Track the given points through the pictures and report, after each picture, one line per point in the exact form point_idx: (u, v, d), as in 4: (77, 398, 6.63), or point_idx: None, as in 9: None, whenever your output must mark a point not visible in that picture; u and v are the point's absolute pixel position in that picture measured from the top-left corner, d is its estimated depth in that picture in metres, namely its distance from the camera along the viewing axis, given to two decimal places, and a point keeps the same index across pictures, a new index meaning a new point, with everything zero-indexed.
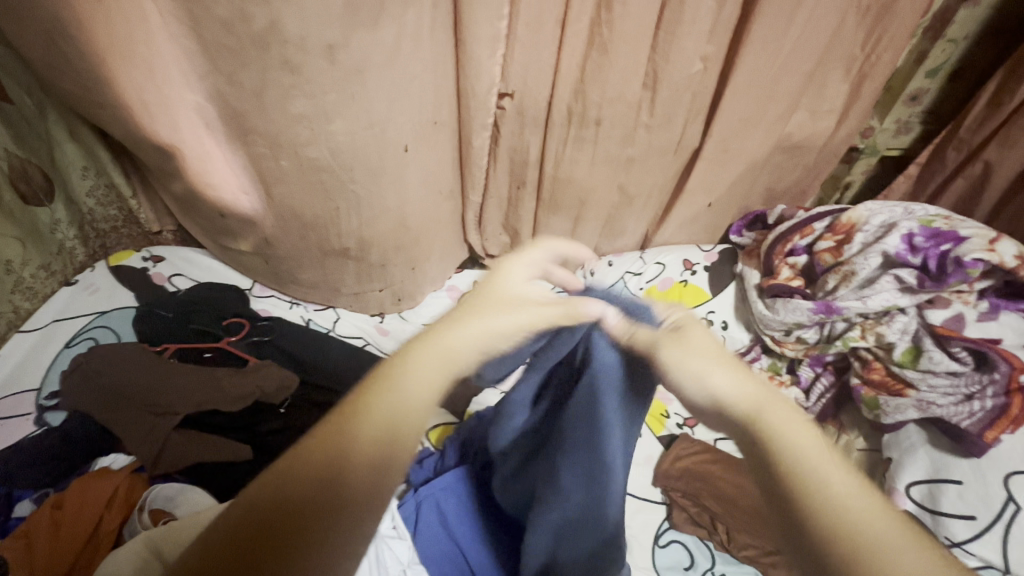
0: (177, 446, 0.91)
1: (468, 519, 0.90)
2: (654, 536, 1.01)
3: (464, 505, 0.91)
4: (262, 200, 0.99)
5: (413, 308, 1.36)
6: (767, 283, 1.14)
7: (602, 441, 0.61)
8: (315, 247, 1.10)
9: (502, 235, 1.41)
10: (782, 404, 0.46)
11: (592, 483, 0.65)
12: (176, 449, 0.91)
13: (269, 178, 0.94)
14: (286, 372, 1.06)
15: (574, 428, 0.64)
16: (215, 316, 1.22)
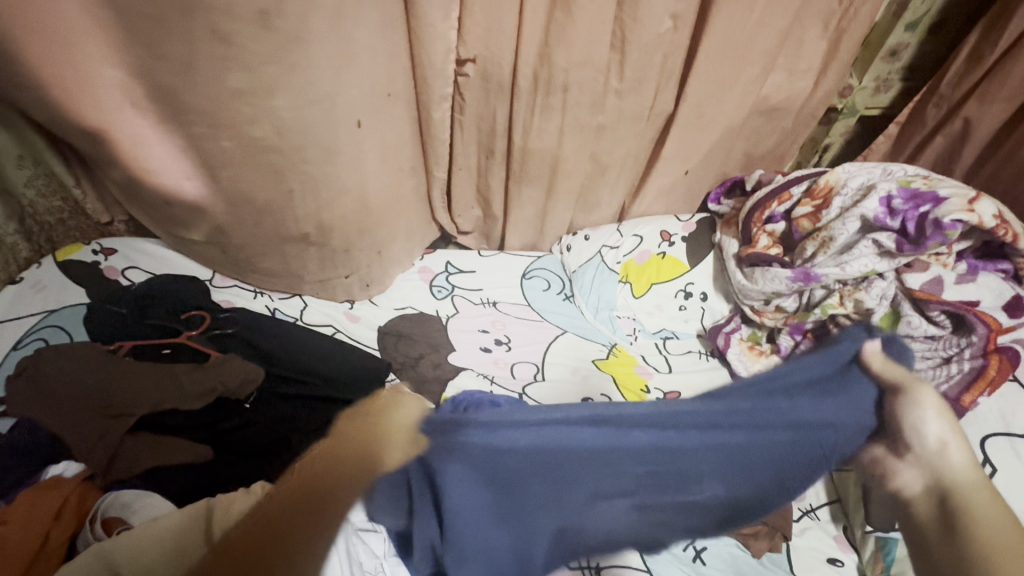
0: (136, 447, 0.87)
1: None
2: None
3: None
4: (209, 185, 0.92)
5: (383, 292, 1.31)
6: (745, 253, 1.11)
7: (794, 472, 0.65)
8: (273, 233, 1.04)
9: (473, 211, 1.36)
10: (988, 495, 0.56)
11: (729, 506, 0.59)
12: (134, 450, 0.86)
13: (213, 161, 0.87)
14: (249, 366, 1.03)
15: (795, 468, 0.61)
16: (174, 310, 1.16)
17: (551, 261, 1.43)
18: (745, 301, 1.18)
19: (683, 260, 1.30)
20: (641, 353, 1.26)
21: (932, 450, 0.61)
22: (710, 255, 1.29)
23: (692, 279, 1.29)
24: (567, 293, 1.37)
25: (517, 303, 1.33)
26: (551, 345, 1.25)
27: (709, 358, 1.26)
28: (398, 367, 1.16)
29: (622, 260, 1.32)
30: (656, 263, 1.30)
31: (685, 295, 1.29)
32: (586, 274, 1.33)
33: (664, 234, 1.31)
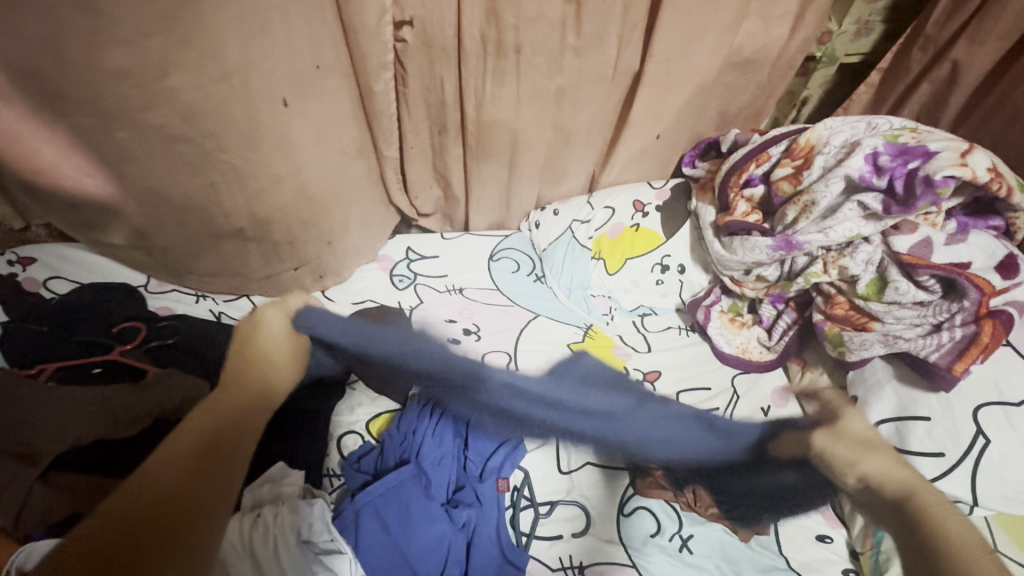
0: (49, 497, 0.76)
1: (412, 524, 0.86)
2: (619, 504, 0.93)
3: (408, 510, 0.87)
4: (114, 185, 0.81)
5: (339, 285, 1.21)
6: (722, 221, 1.05)
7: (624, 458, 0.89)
8: (202, 232, 0.94)
9: (432, 193, 1.25)
10: (927, 490, 0.77)
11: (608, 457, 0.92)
12: (47, 499, 0.76)
13: (110, 155, 0.75)
14: (192, 380, 0.94)
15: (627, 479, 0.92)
16: (104, 323, 1.05)
17: (520, 240, 1.34)
18: (725, 272, 1.13)
19: (660, 231, 1.21)
20: (618, 332, 1.20)
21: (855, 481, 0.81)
22: (686, 224, 1.21)
23: (669, 252, 1.21)
24: (538, 274, 1.28)
25: (485, 288, 1.24)
26: (523, 331, 1.16)
27: (689, 334, 1.20)
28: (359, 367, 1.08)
29: (594, 235, 1.23)
30: (631, 236, 1.21)
31: (662, 268, 1.21)
32: (557, 254, 1.24)
33: (638, 204, 1.22)
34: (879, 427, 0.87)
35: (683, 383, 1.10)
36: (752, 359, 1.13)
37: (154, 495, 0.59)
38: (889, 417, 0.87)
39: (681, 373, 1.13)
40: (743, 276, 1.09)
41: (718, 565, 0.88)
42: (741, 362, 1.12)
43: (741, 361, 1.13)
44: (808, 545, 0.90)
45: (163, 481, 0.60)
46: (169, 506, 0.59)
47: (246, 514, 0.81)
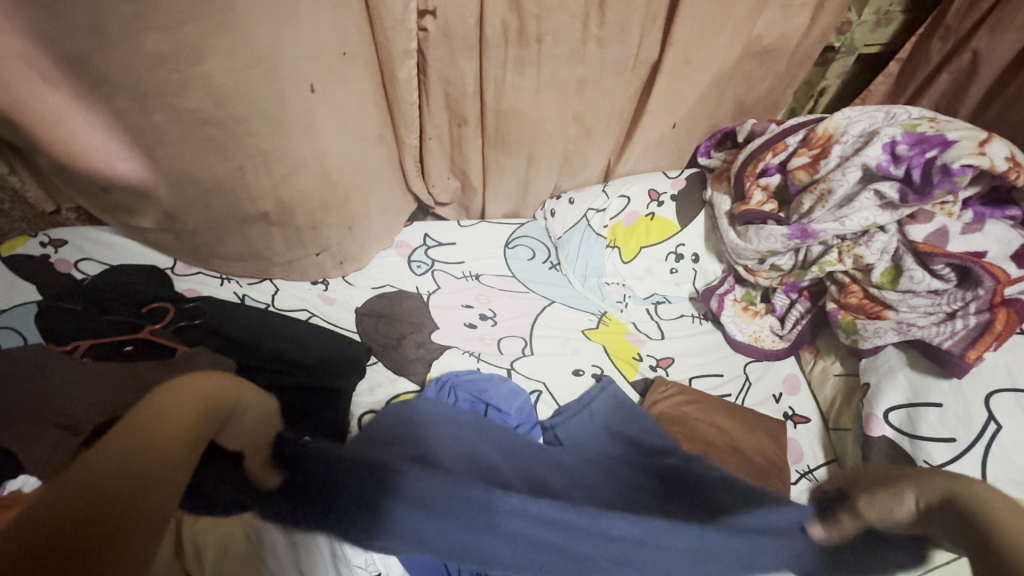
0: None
1: None
2: None
3: None
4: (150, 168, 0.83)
5: (358, 270, 1.24)
6: (738, 210, 1.06)
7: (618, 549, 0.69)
8: (229, 215, 0.96)
9: (450, 181, 1.28)
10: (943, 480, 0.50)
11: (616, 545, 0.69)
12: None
13: (146, 138, 0.77)
14: (221, 358, 0.98)
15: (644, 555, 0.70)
16: (134, 303, 1.08)
17: (535, 228, 1.36)
18: (739, 261, 1.14)
19: (674, 220, 1.23)
20: (632, 320, 1.22)
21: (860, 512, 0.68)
22: (702, 213, 1.22)
23: (684, 240, 1.23)
24: (553, 262, 1.30)
25: (501, 275, 1.27)
26: (538, 318, 1.20)
27: (701, 322, 1.22)
28: (379, 350, 1.11)
29: (609, 223, 1.25)
30: (646, 224, 1.22)
31: (676, 257, 1.22)
32: (572, 242, 1.26)
33: (653, 193, 1.24)
34: (889, 413, 0.89)
35: (696, 369, 1.13)
36: (764, 346, 1.14)
37: (92, 486, 0.38)
38: (901, 403, 0.88)
39: (694, 359, 1.15)
40: (758, 265, 1.10)
41: None
42: (753, 350, 1.14)
43: (753, 349, 1.14)
44: None
45: (90, 472, 0.39)
46: (126, 492, 0.39)
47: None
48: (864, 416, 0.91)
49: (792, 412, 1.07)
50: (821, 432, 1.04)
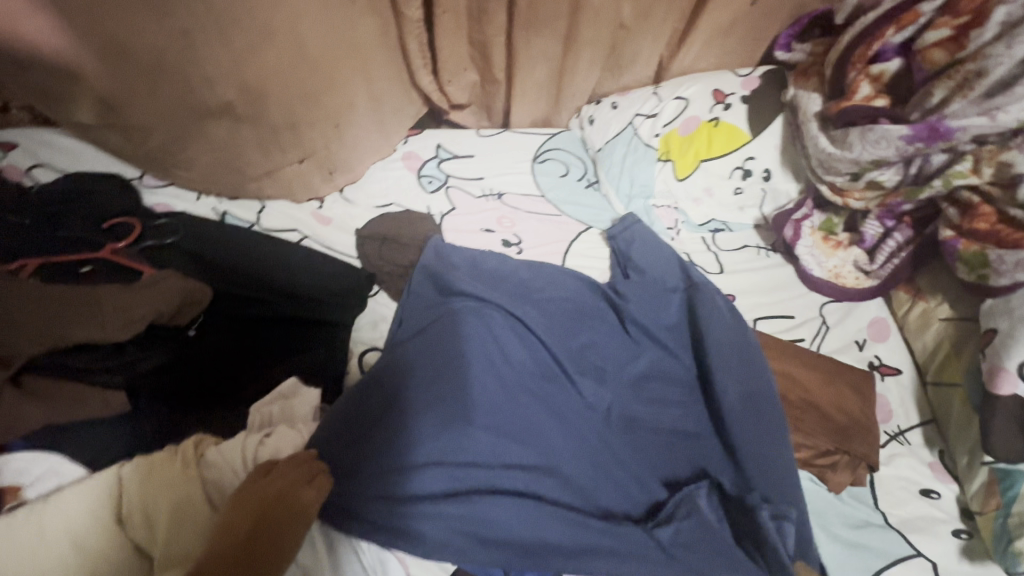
0: (15, 399, 0.61)
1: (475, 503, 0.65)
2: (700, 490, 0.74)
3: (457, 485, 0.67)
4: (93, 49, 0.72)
5: (358, 186, 1.05)
6: (837, 108, 0.85)
7: (561, 421, 0.77)
8: (186, 111, 0.82)
9: (469, 73, 1.08)
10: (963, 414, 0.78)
11: (599, 460, 0.75)
12: (13, 405, 0.60)
13: (83, 2, 0.67)
14: (191, 281, 0.80)
15: (554, 399, 0.79)
16: (94, 218, 0.91)
17: (570, 139, 1.15)
18: (823, 179, 0.92)
19: (743, 127, 0.99)
20: (685, 250, 1.01)
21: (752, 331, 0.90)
22: (779, 118, 0.99)
23: (754, 154, 1.00)
24: (590, 179, 1.10)
25: (528, 194, 1.07)
26: (572, 245, 1.00)
27: (769, 254, 1.01)
28: (383, 278, 0.94)
29: (661, 132, 1.03)
30: (707, 133, 1.00)
31: (743, 173, 1.00)
32: (615, 153, 1.05)
33: (718, 94, 1.01)
34: None
35: (760, 310, 0.94)
36: (846, 285, 0.94)
37: None
38: None
39: (761, 297, 0.96)
40: (851, 183, 0.88)
41: None
42: (832, 289, 0.95)
43: (832, 287, 0.95)
44: (911, 500, 0.76)
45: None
46: None
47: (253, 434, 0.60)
48: (988, 371, 0.72)
49: (878, 362, 0.89)
50: (915, 387, 0.86)
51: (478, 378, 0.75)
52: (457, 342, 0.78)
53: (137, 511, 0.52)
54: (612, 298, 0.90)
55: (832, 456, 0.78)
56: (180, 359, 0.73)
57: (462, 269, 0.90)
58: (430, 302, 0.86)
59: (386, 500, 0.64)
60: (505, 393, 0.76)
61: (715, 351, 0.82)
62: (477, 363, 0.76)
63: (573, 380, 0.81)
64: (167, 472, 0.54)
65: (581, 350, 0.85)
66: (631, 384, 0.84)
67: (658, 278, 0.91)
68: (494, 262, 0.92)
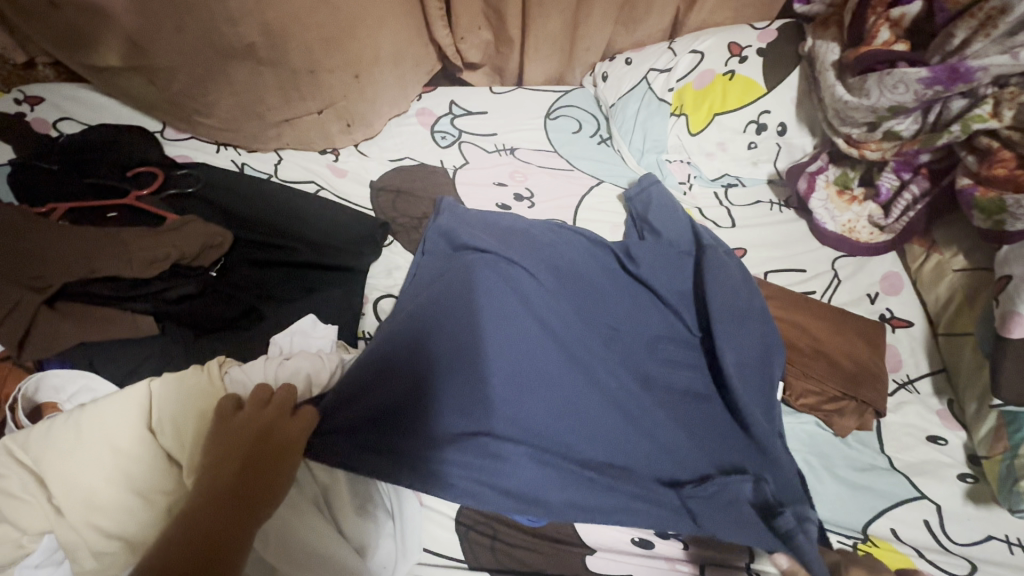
0: (54, 322, 0.65)
1: (501, 463, 0.65)
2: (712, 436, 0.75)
3: (481, 447, 0.66)
4: None
5: (373, 141, 1.07)
6: (856, 54, 0.84)
7: (584, 378, 0.75)
8: (210, 48, 0.84)
9: (482, 28, 1.08)
10: (973, 364, 0.78)
11: (622, 415, 0.74)
12: (55, 327, 0.65)
13: None
14: (213, 227, 0.82)
15: (576, 357, 0.77)
16: (118, 166, 0.93)
17: (582, 97, 1.16)
18: (840, 130, 0.91)
19: (759, 80, 0.99)
20: (697, 204, 1.01)
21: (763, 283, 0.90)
22: (796, 71, 0.98)
23: (769, 107, 0.99)
24: (603, 136, 1.10)
25: (540, 150, 1.08)
26: (583, 200, 1.01)
27: (782, 210, 1.01)
28: (397, 228, 0.95)
29: (675, 86, 1.03)
30: (722, 86, 1.00)
31: (758, 127, 0.99)
32: (628, 108, 1.05)
33: (734, 47, 1.00)
34: None
35: (772, 263, 0.94)
36: (859, 240, 0.94)
37: None
38: None
39: (773, 251, 0.95)
40: (867, 134, 0.88)
41: (807, 459, 0.76)
42: (845, 243, 0.95)
43: (845, 240, 0.94)
44: (918, 446, 0.77)
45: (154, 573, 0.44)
46: None
47: (272, 358, 0.65)
48: (1001, 314, 0.72)
49: (890, 314, 0.88)
50: (926, 338, 0.86)
51: (499, 338, 0.73)
52: (473, 303, 0.75)
53: (171, 417, 0.55)
54: (623, 261, 0.88)
55: (839, 401, 0.78)
56: (203, 292, 0.76)
57: (472, 225, 0.88)
58: (441, 258, 0.85)
59: (413, 453, 0.64)
60: (527, 354, 0.74)
61: (715, 314, 0.81)
62: (497, 320, 0.74)
63: (593, 340, 0.80)
64: (200, 387, 0.57)
65: (595, 311, 0.83)
66: (643, 336, 0.84)
67: (670, 241, 0.90)
68: (506, 221, 0.89)
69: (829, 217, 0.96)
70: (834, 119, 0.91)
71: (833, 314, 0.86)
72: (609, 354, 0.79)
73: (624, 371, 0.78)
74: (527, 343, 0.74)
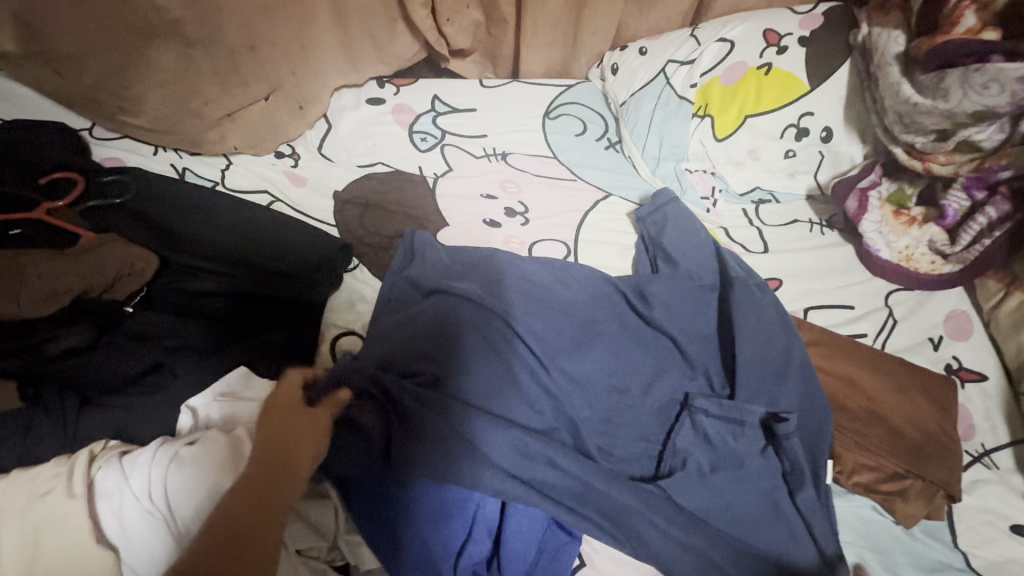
0: None
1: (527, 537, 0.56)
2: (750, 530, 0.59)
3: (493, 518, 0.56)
4: None
5: (342, 144, 0.92)
6: (934, 45, 0.69)
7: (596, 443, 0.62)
8: (122, 26, 0.71)
9: (471, 10, 0.93)
10: None
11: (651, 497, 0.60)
12: None
13: None
14: (135, 251, 0.68)
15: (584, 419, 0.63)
16: (27, 172, 0.76)
17: (588, 92, 1.00)
18: (899, 138, 0.75)
19: (801, 75, 0.82)
20: (722, 224, 0.85)
21: (803, 324, 0.74)
22: (847, 64, 0.81)
23: (812, 109, 0.82)
24: (611, 139, 0.94)
25: (537, 155, 0.92)
26: (587, 217, 0.85)
27: (824, 232, 0.85)
28: (364, 250, 0.79)
29: (699, 82, 0.86)
30: (755, 82, 0.83)
31: (798, 132, 0.83)
32: (642, 107, 0.89)
33: (772, 36, 0.83)
34: None
35: (813, 297, 0.78)
36: (917, 271, 0.78)
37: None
38: None
39: (813, 282, 0.80)
40: (935, 144, 0.71)
41: (862, 556, 0.60)
42: (900, 274, 0.78)
43: (901, 272, 0.78)
44: (1001, 539, 0.61)
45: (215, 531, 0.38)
46: None
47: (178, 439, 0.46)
48: None
49: (957, 365, 0.73)
50: (1003, 396, 0.70)
51: (496, 400, 0.60)
52: (456, 363, 0.62)
53: (16, 541, 0.40)
54: (634, 302, 0.72)
55: (901, 481, 0.62)
56: (98, 342, 0.60)
57: (443, 266, 0.73)
58: (405, 310, 0.68)
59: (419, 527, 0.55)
60: (528, 421, 0.60)
61: (744, 373, 0.65)
62: (490, 391, 0.61)
63: (605, 401, 0.65)
64: (53, 504, 0.42)
65: (595, 379, 0.65)
66: (660, 400, 0.66)
67: (690, 274, 0.74)
68: (481, 254, 0.75)
69: (884, 238, 0.79)
70: (901, 126, 0.74)
71: (889, 366, 0.71)
72: (623, 423, 0.64)
73: (642, 450, 0.63)
74: (522, 408, 0.61)
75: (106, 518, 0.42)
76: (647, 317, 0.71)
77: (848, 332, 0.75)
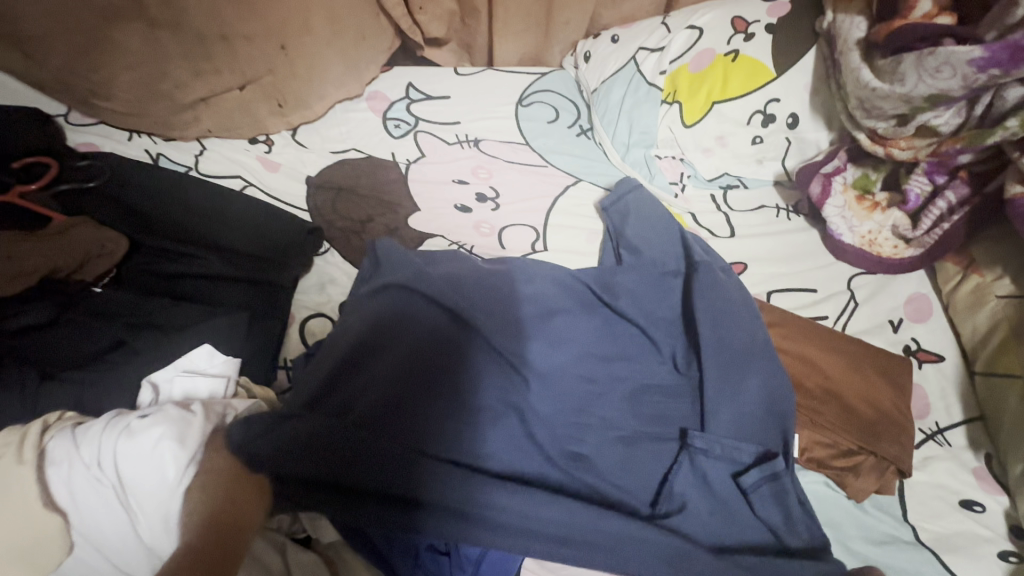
0: None
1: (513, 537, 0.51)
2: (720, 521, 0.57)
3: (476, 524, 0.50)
4: None
5: (316, 131, 0.93)
6: (890, 29, 0.70)
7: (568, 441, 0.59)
8: (86, 9, 0.72)
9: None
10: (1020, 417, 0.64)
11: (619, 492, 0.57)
12: None
13: None
14: (105, 232, 0.69)
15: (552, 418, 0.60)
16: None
17: (562, 80, 1.00)
18: (862, 123, 0.76)
19: (766, 61, 0.83)
20: (689, 209, 0.86)
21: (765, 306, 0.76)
22: (812, 50, 0.82)
23: (778, 95, 0.83)
24: (583, 127, 0.95)
25: (508, 141, 0.92)
26: (557, 202, 0.86)
27: (790, 217, 0.86)
28: (335, 234, 0.80)
29: (668, 69, 0.88)
30: (722, 69, 0.84)
31: (764, 118, 0.84)
32: (612, 94, 0.90)
33: (738, 23, 0.84)
34: None
35: (776, 280, 0.80)
36: (880, 255, 0.79)
37: None
38: None
39: (777, 266, 0.81)
40: (896, 128, 0.73)
41: None
42: (864, 258, 0.80)
43: (864, 256, 0.80)
44: (949, 513, 0.62)
45: None
46: None
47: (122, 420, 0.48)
48: None
49: (915, 346, 0.74)
50: (959, 376, 0.72)
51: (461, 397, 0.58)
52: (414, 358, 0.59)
53: None
54: (599, 293, 0.70)
55: (854, 457, 0.63)
56: (58, 321, 0.61)
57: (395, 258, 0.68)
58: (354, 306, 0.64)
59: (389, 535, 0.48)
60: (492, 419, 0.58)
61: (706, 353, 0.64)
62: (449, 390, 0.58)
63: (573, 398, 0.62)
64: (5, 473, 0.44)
65: (563, 369, 0.63)
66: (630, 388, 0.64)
67: (654, 260, 0.74)
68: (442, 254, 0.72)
69: (851, 226, 0.80)
70: (863, 112, 0.75)
71: (846, 346, 0.72)
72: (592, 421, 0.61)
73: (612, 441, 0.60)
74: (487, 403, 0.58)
75: (57, 486, 0.45)
76: (612, 302, 0.69)
77: (810, 314, 0.76)
